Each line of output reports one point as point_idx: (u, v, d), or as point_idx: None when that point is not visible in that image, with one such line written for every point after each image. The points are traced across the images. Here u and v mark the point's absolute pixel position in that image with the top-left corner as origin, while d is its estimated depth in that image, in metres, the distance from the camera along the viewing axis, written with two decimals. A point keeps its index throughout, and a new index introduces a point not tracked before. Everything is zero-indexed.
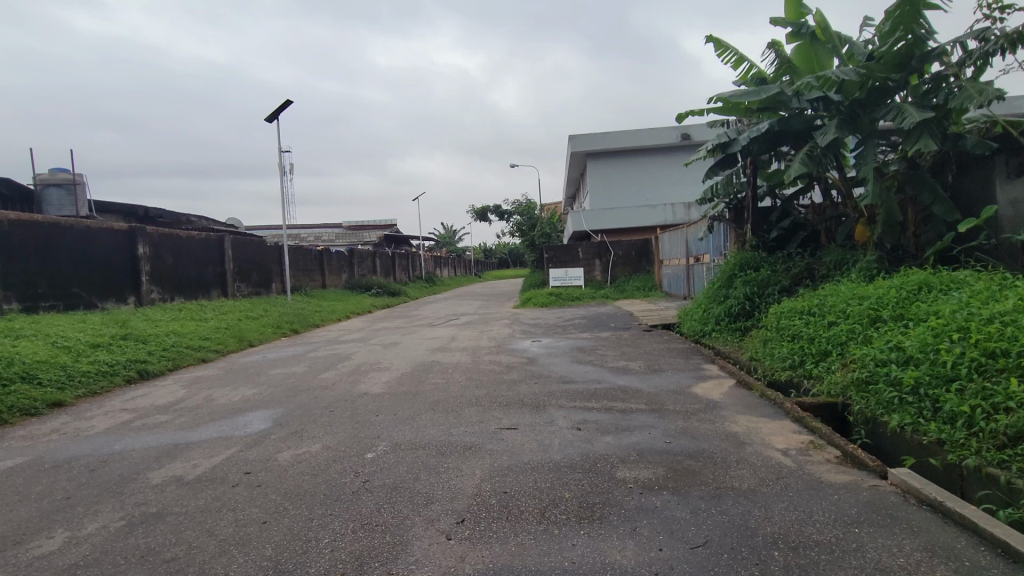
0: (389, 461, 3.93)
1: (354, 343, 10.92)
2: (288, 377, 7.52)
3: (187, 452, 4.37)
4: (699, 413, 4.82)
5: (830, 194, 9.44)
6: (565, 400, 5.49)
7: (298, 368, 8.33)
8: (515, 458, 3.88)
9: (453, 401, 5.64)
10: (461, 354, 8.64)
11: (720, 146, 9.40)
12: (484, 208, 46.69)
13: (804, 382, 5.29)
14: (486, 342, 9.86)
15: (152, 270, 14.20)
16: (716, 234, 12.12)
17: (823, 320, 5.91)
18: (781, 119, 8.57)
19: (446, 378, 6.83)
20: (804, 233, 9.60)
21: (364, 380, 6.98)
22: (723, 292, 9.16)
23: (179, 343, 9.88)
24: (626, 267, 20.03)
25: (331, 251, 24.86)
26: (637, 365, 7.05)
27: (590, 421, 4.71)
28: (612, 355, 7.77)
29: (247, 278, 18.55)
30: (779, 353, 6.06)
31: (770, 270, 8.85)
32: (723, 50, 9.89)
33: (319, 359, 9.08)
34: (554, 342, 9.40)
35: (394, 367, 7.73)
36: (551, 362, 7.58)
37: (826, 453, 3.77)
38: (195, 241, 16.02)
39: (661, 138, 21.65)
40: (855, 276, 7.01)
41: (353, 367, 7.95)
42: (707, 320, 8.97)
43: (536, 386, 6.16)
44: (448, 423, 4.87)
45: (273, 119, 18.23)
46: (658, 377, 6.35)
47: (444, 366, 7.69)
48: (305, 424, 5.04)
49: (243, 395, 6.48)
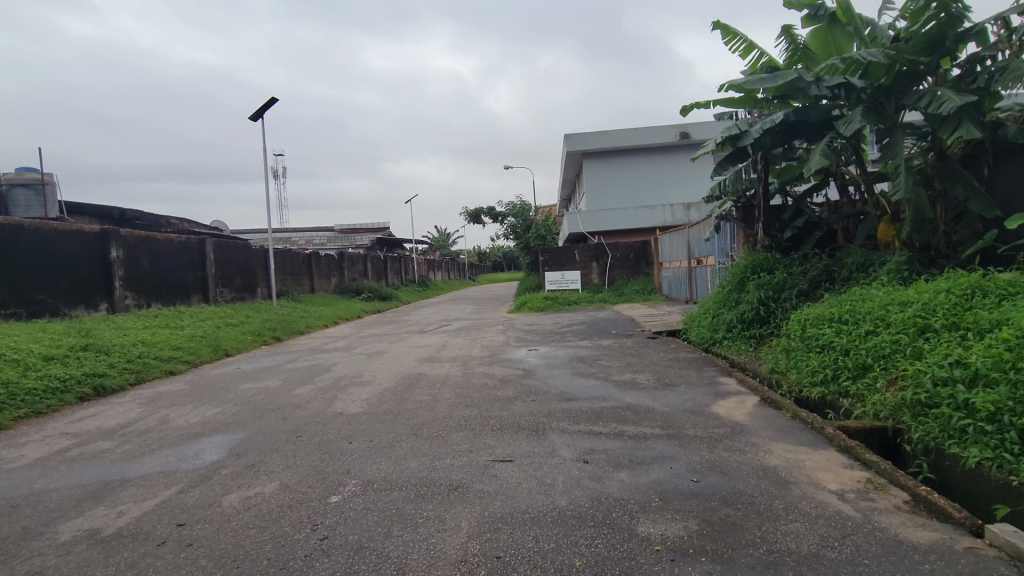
0: (356, 509, 3.23)
1: (337, 353, 10.18)
2: (258, 393, 6.79)
3: (116, 493, 3.64)
4: (726, 441, 4.12)
5: (848, 191, 8.78)
6: (567, 422, 4.79)
7: (272, 381, 7.59)
8: (510, 504, 3.18)
9: (439, 424, 4.93)
10: (451, 365, 7.92)
11: (730, 139, 8.71)
12: (478, 211, 46.09)
13: (842, 401, 4.62)
14: (478, 352, 9.13)
15: (126, 275, 13.43)
16: (721, 236, 11.46)
17: (858, 330, 5.23)
18: (797, 110, 7.94)
19: (433, 394, 6.11)
20: (820, 233, 8.94)
21: (342, 397, 6.26)
22: (734, 296, 8.49)
23: (147, 354, 9.11)
24: (624, 270, 19.36)
25: (320, 256, 24.08)
26: (645, 378, 6.36)
27: (598, 451, 4.00)
28: (617, 367, 7.06)
29: (231, 283, 17.78)
30: (808, 367, 5.37)
31: (786, 272, 8.20)
32: (730, 38, 9.24)
33: (297, 372, 8.33)
34: (551, 351, 8.69)
35: (377, 381, 7.01)
36: (549, 375, 6.88)
37: (892, 497, 3.10)
38: (174, 244, 15.26)
39: (659, 137, 21.02)
40: (886, 279, 6.36)
41: (332, 381, 7.22)
42: (717, 328, 8.29)
43: (533, 405, 5.46)
44: (432, 453, 4.16)
45: (257, 118, 17.60)
46: (670, 394, 5.65)
47: (433, 379, 6.97)
48: (265, 455, 4.32)
49: (203, 417, 5.74)
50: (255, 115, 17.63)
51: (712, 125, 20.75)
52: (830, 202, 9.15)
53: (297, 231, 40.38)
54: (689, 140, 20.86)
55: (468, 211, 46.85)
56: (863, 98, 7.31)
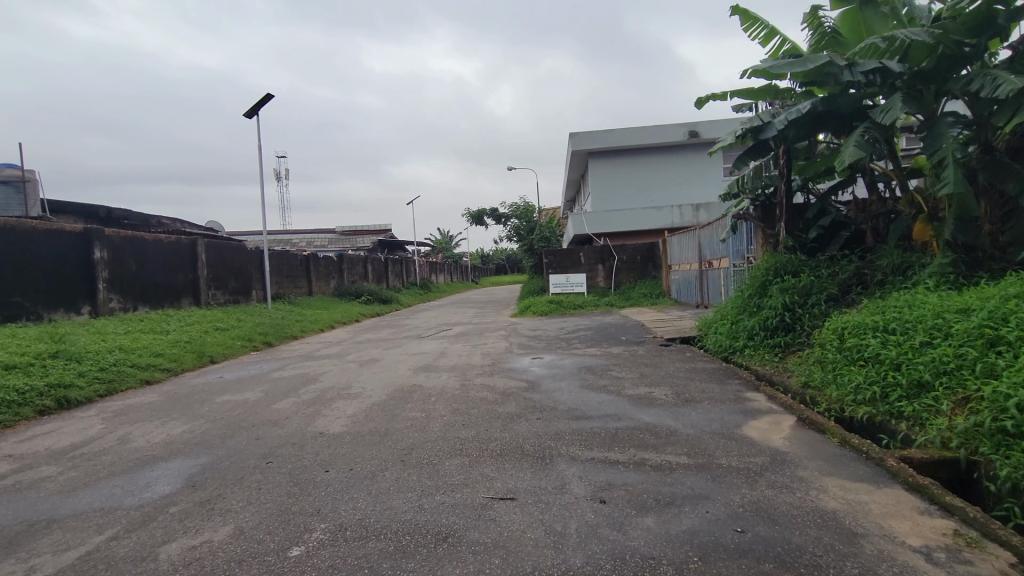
0: (319, 568, 2.60)
1: (328, 360, 9.56)
2: (235, 407, 6.16)
3: (35, 540, 3.02)
4: (769, 474, 3.47)
5: (877, 189, 8.16)
6: (578, 447, 4.14)
7: (252, 393, 6.95)
8: (511, 564, 2.54)
9: (430, 449, 4.29)
10: (448, 376, 7.28)
11: (751, 131, 8.09)
12: (481, 212, 45.50)
13: (898, 424, 3.98)
14: (479, 360, 8.49)
15: (110, 277, 12.85)
16: (737, 237, 10.80)
17: (910, 341, 4.60)
18: (826, 99, 7.32)
19: (426, 411, 5.47)
20: (847, 234, 8.30)
21: (325, 413, 5.62)
22: (755, 301, 7.85)
23: (123, 361, 8.50)
24: (631, 273, 18.74)
25: (318, 258, 23.48)
26: (662, 393, 5.72)
27: (617, 487, 3.36)
28: (630, 379, 6.42)
29: (224, 286, 17.18)
30: (851, 381, 4.74)
31: (812, 275, 7.58)
32: (751, 24, 8.63)
33: (282, 381, 7.70)
34: (556, 360, 8.05)
35: (366, 394, 6.37)
36: (556, 387, 6.24)
37: (993, 558, 2.45)
38: (163, 244, 14.65)
39: (668, 135, 20.34)
40: (932, 282, 5.72)
41: (318, 393, 6.59)
42: (737, 335, 7.65)
43: (538, 424, 4.81)
44: (420, 487, 3.53)
45: (253, 114, 17.05)
46: (693, 412, 5.01)
47: (427, 392, 6.34)
48: (224, 488, 3.69)
49: (168, 436, 5.12)
50: (250, 112, 17.09)
51: (722, 124, 20.06)
52: (857, 201, 8.54)
53: (297, 233, 39.77)
54: (698, 139, 20.19)
55: (470, 213, 46.13)
56: (899, 85, 6.70)
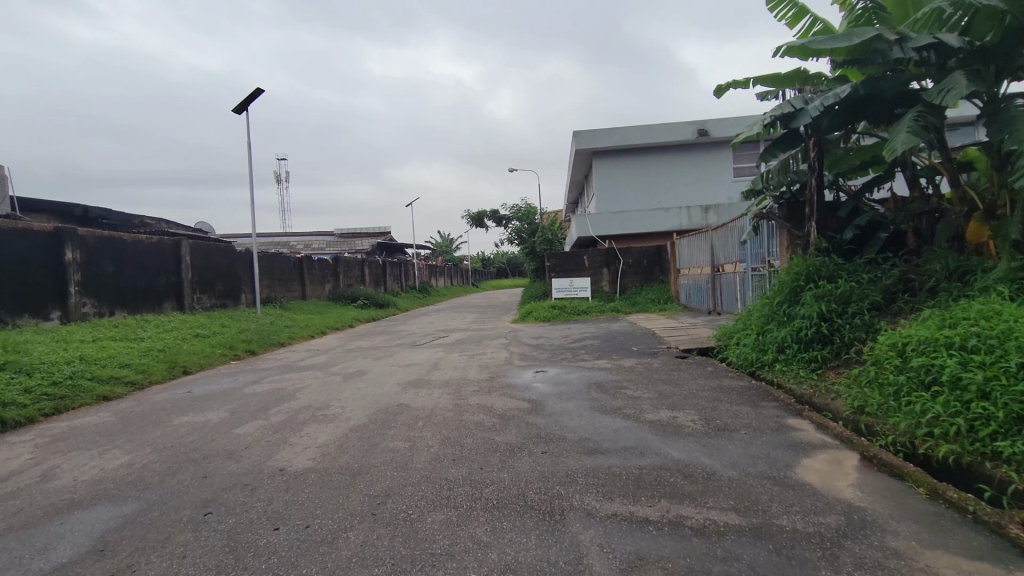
0: None
1: (311, 371, 8.72)
2: (191, 431, 5.32)
3: None
4: (852, 547, 2.62)
5: (919, 185, 7.35)
6: (594, 496, 3.29)
7: (216, 412, 6.10)
8: None
9: (410, 495, 3.46)
10: (440, 393, 6.44)
11: (782, 118, 7.23)
12: (482, 215, 44.72)
13: (999, 469, 3.15)
14: (476, 374, 7.64)
15: (84, 279, 12.02)
16: (756, 238, 9.96)
17: (1001, 362, 3.79)
18: (868, 81, 6.59)
19: (411, 440, 4.62)
20: (885, 235, 7.48)
21: (292, 442, 4.78)
22: (785, 309, 7.01)
23: (80, 375, 7.65)
24: (637, 277, 17.91)
25: (312, 260, 22.64)
26: (688, 418, 4.88)
27: (651, 564, 2.52)
28: (648, 399, 5.57)
29: (211, 289, 16.34)
30: (923, 408, 3.92)
31: (850, 280, 6.76)
32: (776, 4, 7.82)
33: (254, 398, 6.85)
34: (561, 374, 7.21)
35: (344, 416, 5.53)
36: (563, 410, 5.38)
37: None
38: (143, 245, 13.82)
39: (676, 134, 19.51)
40: (1005, 289, 4.89)
41: (290, 415, 5.74)
42: (765, 348, 6.81)
43: (544, 461, 3.96)
44: (390, 559, 2.69)
45: (242, 111, 16.25)
46: (730, 444, 4.16)
47: (414, 415, 5.49)
48: (140, 557, 2.85)
49: (101, 471, 4.27)
50: (239, 108, 16.27)
51: (732, 122, 19.25)
52: (895, 198, 7.73)
53: (293, 235, 38.92)
54: (708, 138, 19.37)
55: (471, 214, 45.29)
56: (954, 65, 5.90)
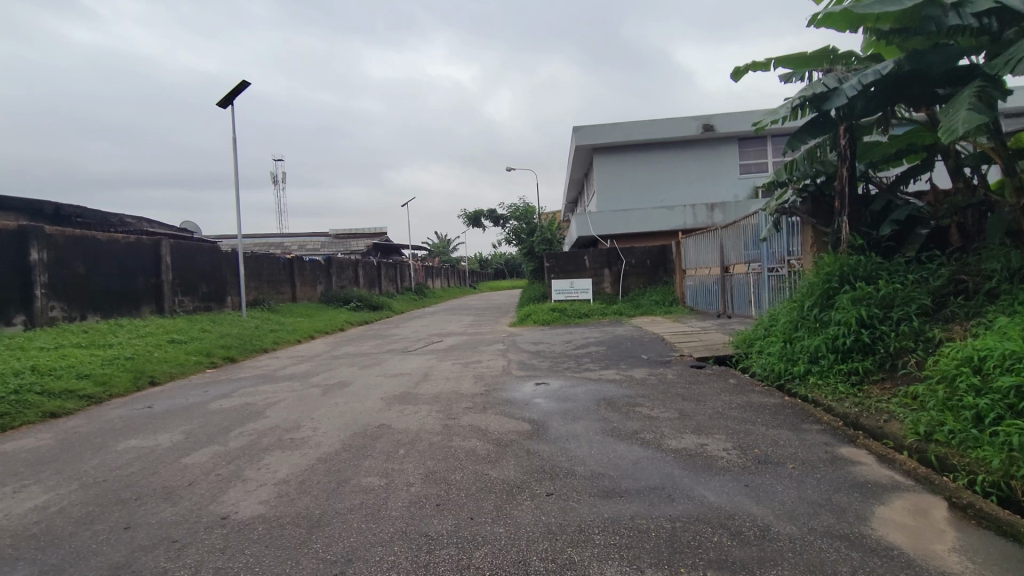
0: None
1: (289, 382, 7.91)
2: (132, 459, 4.51)
3: None
4: None
5: (964, 175, 6.61)
6: (618, 568, 2.51)
7: (169, 434, 5.28)
8: None
9: (378, 562, 2.67)
10: (428, 411, 5.63)
11: (812, 100, 6.43)
12: (478, 214, 43.95)
13: None
14: (469, 386, 6.83)
15: (51, 281, 11.19)
16: (775, 237, 9.18)
17: None
18: (913, 55, 5.84)
19: (388, 475, 3.83)
20: (927, 231, 6.71)
21: (248, 476, 3.98)
22: (816, 313, 6.24)
23: (28, 388, 6.83)
24: (640, 278, 17.13)
25: (302, 260, 21.82)
26: (719, 447, 4.11)
27: None
28: (669, 421, 4.78)
29: (194, 291, 15.51)
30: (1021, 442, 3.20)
31: (891, 282, 6.00)
32: None
33: (219, 415, 6.04)
34: (564, 387, 6.43)
35: (314, 442, 4.73)
36: (569, 434, 4.60)
37: None
38: (119, 245, 12.99)
39: (680, 129, 18.70)
40: None
41: (252, 439, 4.93)
42: (795, 358, 6.04)
43: (551, 509, 3.17)
44: None
45: (227, 104, 15.44)
46: (778, 485, 3.38)
47: (395, 439, 4.69)
48: None
49: (6, 518, 3.46)
50: (224, 101, 15.46)
51: (739, 117, 18.48)
52: (934, 190, 6.99)
53: (287, 236, 38.00)
54: (713, 133, 18.59)
55: (467, 213, 44.44)
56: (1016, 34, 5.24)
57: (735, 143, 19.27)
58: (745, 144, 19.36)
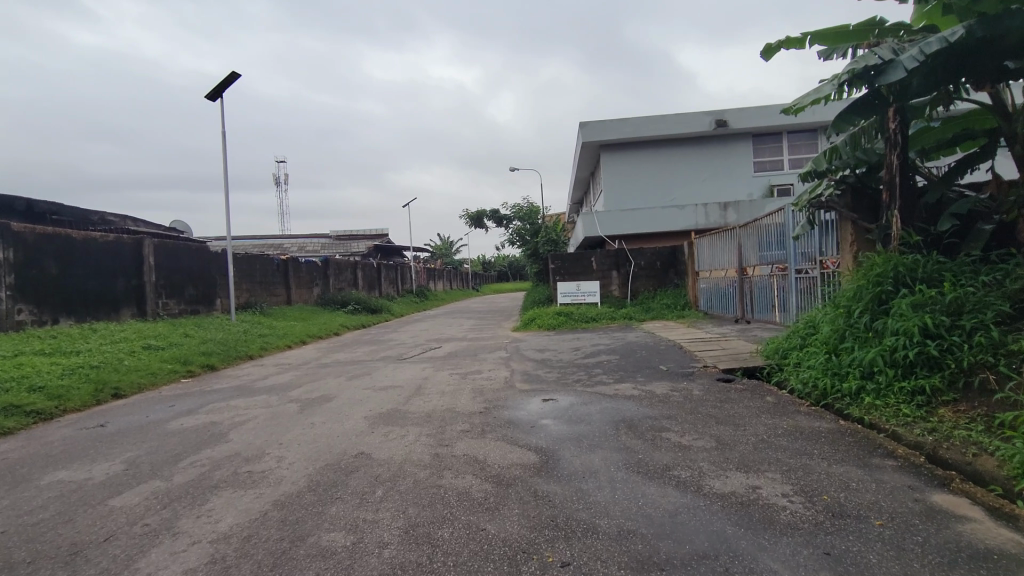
0: None
1: (266, 396, 7.05)
2: (48, 501, 3.67)
3: None
4: None
5: None
6: None
7: (108, 463, 4.44)
8: None
9: None
10: (417, 435, 4.79)
11: (862, 75, 5.55)
12: (481, 215, 43.16)
13: None
14: (466, 402, 6.00)
15: (19, 283, 10.41)
16: (805, 235, 8.32)
17: None
18: (984, 19, 5.01)
19: (357, 530, 2.99)
20: (992, 227, 5.86)
21: (180, 528, 3.14)
22: (868, 320, 5.39)
23: None
24: (650, 280, 16.26)
25: (298, 261, 21.00)
26: (776, 491, 3.26)
27: None
28: (705, 453, 3.93)
29: (180, 293, 14.71)
30: None
31: (958, 285, 5.16)
32: None
33: (175, 438, 5.20)
34: (576, 405, 5.57)
35: (275, 477, 3.89)
36: (585, 469, 3.76)
37: None
38: (97, 244, 12.20)
39: (692, 125, 17.85)
40: None
41: (203, 473, 4.08)
42: (844, 372, 5.17)
43: None
44: None
45: (217, 97, 14.64)
46: (869, 555, 2.53)
47: (373, 475, 3.84)
48: None
49: None
50: (213, 94, 14.65)
51: (753, 112, 17.64)
52: (997, 180, 6.12)
53: (286, 237, 37.23)
54: (727, 129, 17.72)
55: (471, 214, 43.63)
56: None
57: (749, 139, 18.40)
58: (759, 141, 18.50)
